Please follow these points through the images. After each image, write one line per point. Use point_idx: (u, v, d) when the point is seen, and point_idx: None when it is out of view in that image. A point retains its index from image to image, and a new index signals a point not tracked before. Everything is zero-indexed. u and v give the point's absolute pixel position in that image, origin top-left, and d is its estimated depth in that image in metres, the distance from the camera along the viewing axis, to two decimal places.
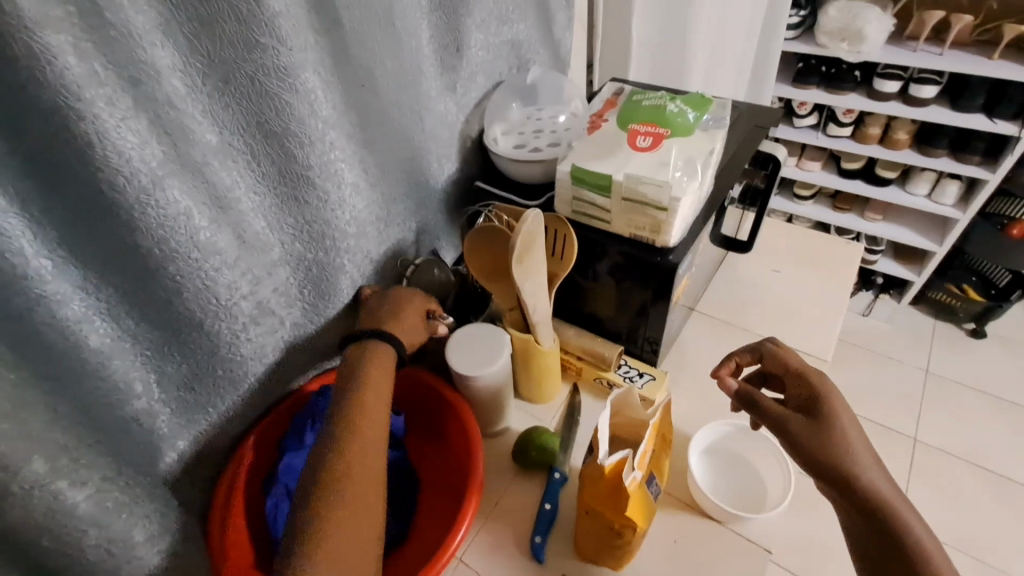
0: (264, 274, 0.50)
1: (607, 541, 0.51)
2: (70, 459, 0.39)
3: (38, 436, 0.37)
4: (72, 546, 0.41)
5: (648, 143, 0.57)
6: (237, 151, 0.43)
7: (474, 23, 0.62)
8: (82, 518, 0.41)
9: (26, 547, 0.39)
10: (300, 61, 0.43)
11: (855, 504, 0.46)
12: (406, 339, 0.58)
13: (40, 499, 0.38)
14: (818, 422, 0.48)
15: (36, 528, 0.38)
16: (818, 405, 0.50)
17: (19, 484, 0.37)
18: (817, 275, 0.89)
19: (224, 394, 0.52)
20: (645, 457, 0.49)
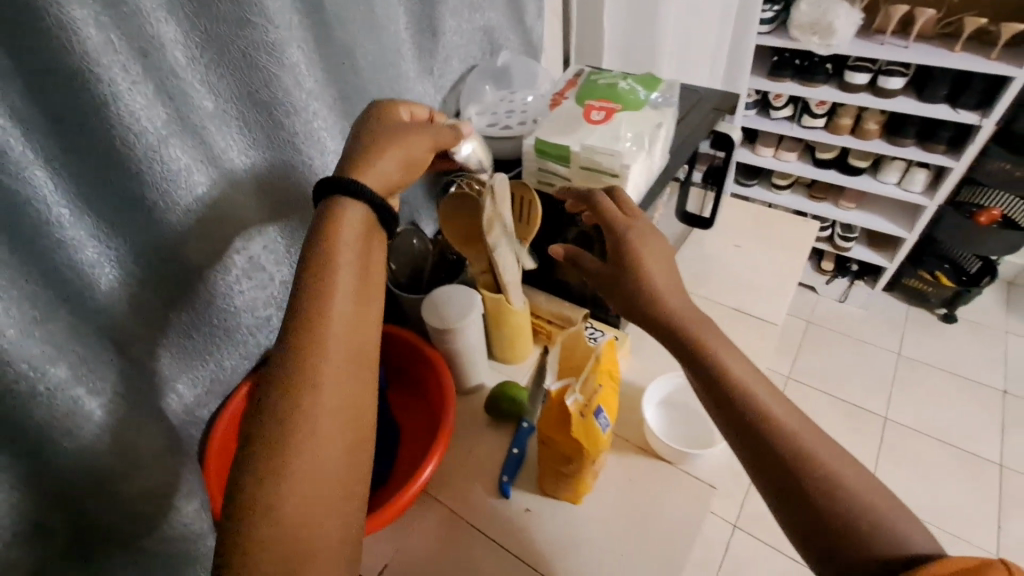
0: (254, 229, 0.56)
1: (561, 466, 0.59)
2: (87, 371, 0.45)
3: (63, 346, 0.43)
4: (87, 452, 0.47)
5: (601, 117, 0.63)
6: (230, 117, 0.49)
7: (448, 11, 0.67)
8: (97, 426, 0.47)
9: (49, 447, 0.45)
10: (285, 37, 0.49)
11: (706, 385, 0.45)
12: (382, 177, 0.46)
13: (62, 402, 0.44)
14: (659, 308, 0.48)
15: (58, 430, 0.44)
16: (646, 283, 0.50)
17: (45, 385, 0.42)
18: (773, 249, 0.97)
19: (219, 341, 0.59)
20: (589, 388, 0.56)
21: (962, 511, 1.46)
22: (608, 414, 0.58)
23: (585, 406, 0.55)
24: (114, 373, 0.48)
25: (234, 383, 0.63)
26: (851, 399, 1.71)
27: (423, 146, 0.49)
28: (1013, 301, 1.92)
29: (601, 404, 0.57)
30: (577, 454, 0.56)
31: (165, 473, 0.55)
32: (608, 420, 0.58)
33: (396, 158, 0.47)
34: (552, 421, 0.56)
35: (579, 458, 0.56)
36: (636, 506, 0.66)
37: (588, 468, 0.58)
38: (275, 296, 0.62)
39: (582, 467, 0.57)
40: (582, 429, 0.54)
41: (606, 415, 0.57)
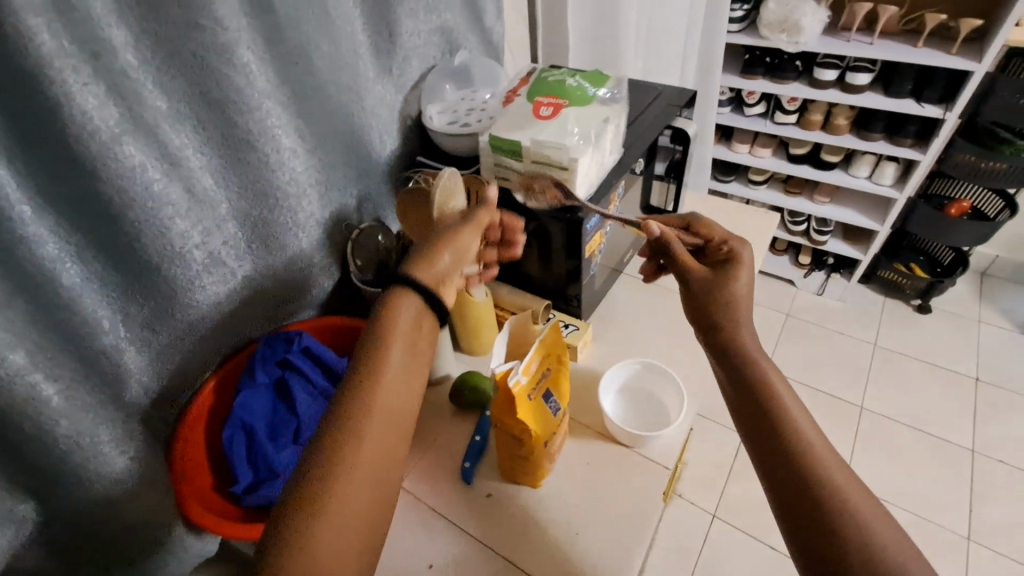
0: (214, 226, 0.58)
1: (517, 452, 0.63)
2: (45, 356, 0.48)
3: (19, 332, 0.45)
4: (46, 436, 0.49)
5: (549, 112, 0.66)
6: (184, 116, 0.51)
7: (404, 13, 0.70)
8: (55, 410, 0.49)
9: (8, 430, 0.47)
10: (234, 39, 0.51)
11: (758, 415, 0.53)
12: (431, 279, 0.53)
13: (19, 387, 0.46)
14: (733, 343, 0.58)
15: (18, 414, 0.46)
16: (733, 310, 0.59)
17: (3, 370, 0.44)
18: (734, 240, 1.01)
19: (183, 336, 0.61)
20: (532, 367, 0.60)
21: (936, 497, 1.48)
22: (557, 398, 0.64)
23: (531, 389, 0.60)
24: (72, 361, 0.50)
25: (202, 378, 0.65)
26: (828, 389, 1.72)
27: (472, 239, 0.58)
28: (986, 291, 1.95)
29: (546, 387, 0.63)
30: (530, 437, 0.60)
31: (128, 460, 0.57)
32: (557, 404, 0.64)
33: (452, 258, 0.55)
34: (502, 406, 0.59)
35: (534, 443, 0.61)
36: (594, 488, 0.69)
37: (545, 453, 0.63)
38: (238, 290, 0.64)
39: (537, 451, 0.62)
40: (528, 410, 0.59)
41: (553, 396, 0.64)
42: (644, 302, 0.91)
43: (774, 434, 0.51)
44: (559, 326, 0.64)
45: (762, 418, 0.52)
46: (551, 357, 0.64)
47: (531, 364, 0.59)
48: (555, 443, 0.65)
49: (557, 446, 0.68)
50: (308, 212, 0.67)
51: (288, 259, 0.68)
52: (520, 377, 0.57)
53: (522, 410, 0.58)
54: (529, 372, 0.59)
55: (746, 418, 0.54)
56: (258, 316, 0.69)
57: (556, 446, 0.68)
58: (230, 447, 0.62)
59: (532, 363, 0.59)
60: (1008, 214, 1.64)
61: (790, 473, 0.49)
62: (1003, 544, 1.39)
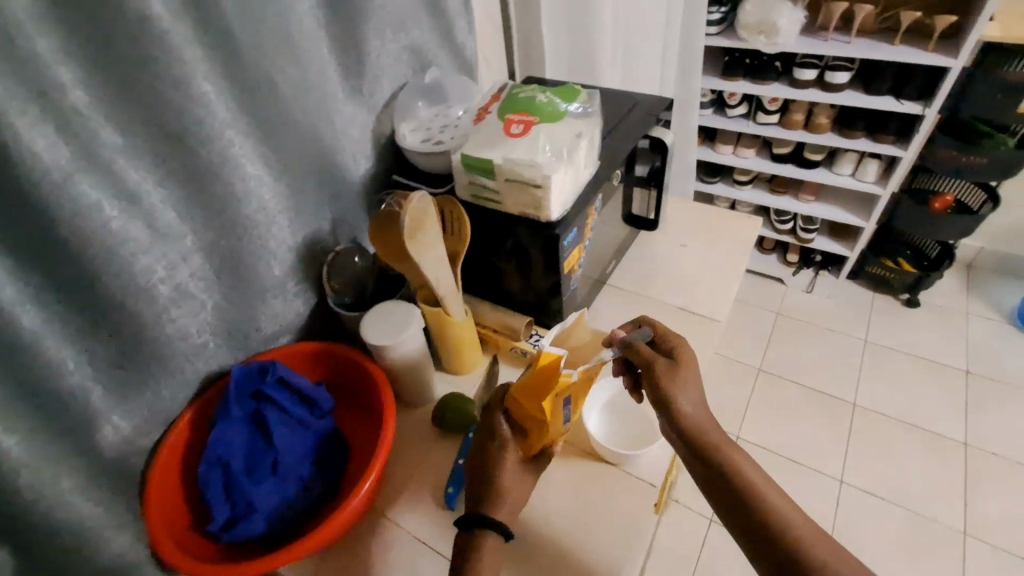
0: (181, 260, 0.56)
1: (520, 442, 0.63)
2: None
3: None
4: (5, 488, 0.48)
5: (519, 130, 0.65)
6: (143, 151, 0.50)
7: (371, 32, 0.68)
8: (11, 464, 0.48)
9: None
10: (191, 71, 0.50)
11: (719, 478, 0.56)
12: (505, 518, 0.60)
13: None
14: (681, 417, 0.59)
15: None
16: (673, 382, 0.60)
17: None
18: (717, 246, 1.01)
19: (154, 372, 0.60)
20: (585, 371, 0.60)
21: (929, 492, 1.47)
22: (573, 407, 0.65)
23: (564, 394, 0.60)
24: (29, 409, 0.49)
25: (176, 412, 0.64)
26: (820, 388, 1.71)
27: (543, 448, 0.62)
28: (973, 282, 1.95)
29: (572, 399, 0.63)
30: (537, 433, 0.62)
31: (88, 504, 0.56)
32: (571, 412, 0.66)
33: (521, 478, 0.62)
34: (530, 391, 0.60)
35: (532, 443, 0.63)
36: (581, 510, 0.68)
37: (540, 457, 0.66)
38: (207, 321, 0.62)
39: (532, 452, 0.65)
40: (552, 410, 0.60)
41: (572, 405, 0.65)
42: (628, 313, 0.91)
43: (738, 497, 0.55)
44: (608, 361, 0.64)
45: (724, 484, 0.56)
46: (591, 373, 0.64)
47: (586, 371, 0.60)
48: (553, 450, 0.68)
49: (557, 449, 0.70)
50: (278, 239, 0.66)
51: (260, 287, 0.66)
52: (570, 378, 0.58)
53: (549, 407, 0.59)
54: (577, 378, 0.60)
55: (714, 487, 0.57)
56: (233, 345, 0.68)
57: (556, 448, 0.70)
58: (206, 482, 0.61)
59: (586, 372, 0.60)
60: (991, 207, 1.63)
61: (755, 528, 0.53)
62: (997, 537, 1.39)
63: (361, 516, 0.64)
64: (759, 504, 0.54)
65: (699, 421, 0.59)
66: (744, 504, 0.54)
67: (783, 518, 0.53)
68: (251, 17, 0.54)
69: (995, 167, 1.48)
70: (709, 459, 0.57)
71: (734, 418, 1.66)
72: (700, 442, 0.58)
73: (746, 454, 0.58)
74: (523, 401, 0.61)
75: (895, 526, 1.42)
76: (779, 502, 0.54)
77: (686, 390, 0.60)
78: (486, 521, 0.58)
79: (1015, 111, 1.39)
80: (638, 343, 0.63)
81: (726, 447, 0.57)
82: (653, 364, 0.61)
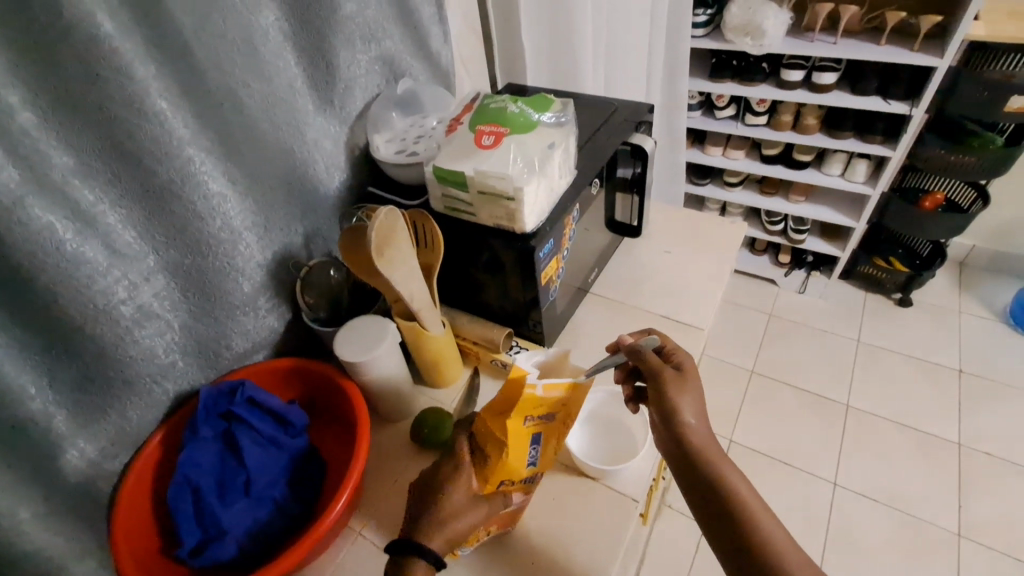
0: (143, 280, 0.55)
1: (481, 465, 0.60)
2: None
3: None
4: None
5: (490, 141, 0.64)
6: (98, 171, 0.49)
7: (341, 44, 0.68)
8: None
9: None
10: (144, 88, 0.49)
11: (715, 503, 0.54)
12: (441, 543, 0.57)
13: None
14: (681, 432, 0.56)
15: None
16: (675, 397, 0.57)
17: None
18: (701, 253, 1.00)
19: (120, 395, 0.58)
20: (551, 391, 0.58)
21: (925, 494, 1.42)
22: (541, 449, 0.62)
23: (529, 415, 0.59)
24: None
25: (145, 434, 0.63)
26: (812, 388, 1.66)
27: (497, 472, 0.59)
28: (966, 283, 1.88)
29: (539, 430, 0.61)
30: (496, 459, 0.59)
31: (49, 533, 0.54)
32: (538, 455, 0.62)
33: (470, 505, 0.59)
34: (498, 406, 0.59)
35: (489, 474, 0.59)
36: (560, 527, 0.66)
37: (496, 501, 0.60)
38: (175, 341, 0.61)
39: (488, 491, 0.60)
40: (514, 428, 0.58)
41: (539, 445, 0.61)
42: (610, 322, 0.90)
43: (729, 519, 0.53)
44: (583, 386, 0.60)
45: (717, 509, 0.54)
46: (565, 408, 0.61)
47: (554, 390, 0.58)
48: (511, 502, 0.62)
49: (519, 506, 0.64)
50: (245, 255, 0.65)
51: (229, 305, 0.65)
52: (535, 393, 0.57)
53: (511, 423, 0.58)
54: (543, 397, 0.58)
55: (704, 506, 0.55)
56: (204, 364, 0.66)
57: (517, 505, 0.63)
58: (175, 509, 0.59)
59: (556, 393, 0.59)
60: (981, 204, 1.62)
61: (746, 558, 0.51)
62: (994, 538, 1.33)
63: (336, 535, 0.62)
64: (754, 534, 0.52)
65: (700, 440, 0.56)
66: (737, 532, 0.52)
67: (772, 543, 0.51)
68: (210, 33, 0.53)
69: (983, 166, 1.48)
70: (706, 483, 0.54)
71: (725, 420, 1.60)
72: (699, 463, 0.55)
73: (746, 479, 0.55)
74: (489, 419, 0.60)
75: (888, 527, 1.37)
76: (771, 529, 0.52)
77: (688, 409, 0.57)
78: (420, 546, 0.56)
79: (1002, 110, 1.36)
80: (646, 353, 0.61)
81: (726, 471, 0.54)
82: (662, 374, 0.59)
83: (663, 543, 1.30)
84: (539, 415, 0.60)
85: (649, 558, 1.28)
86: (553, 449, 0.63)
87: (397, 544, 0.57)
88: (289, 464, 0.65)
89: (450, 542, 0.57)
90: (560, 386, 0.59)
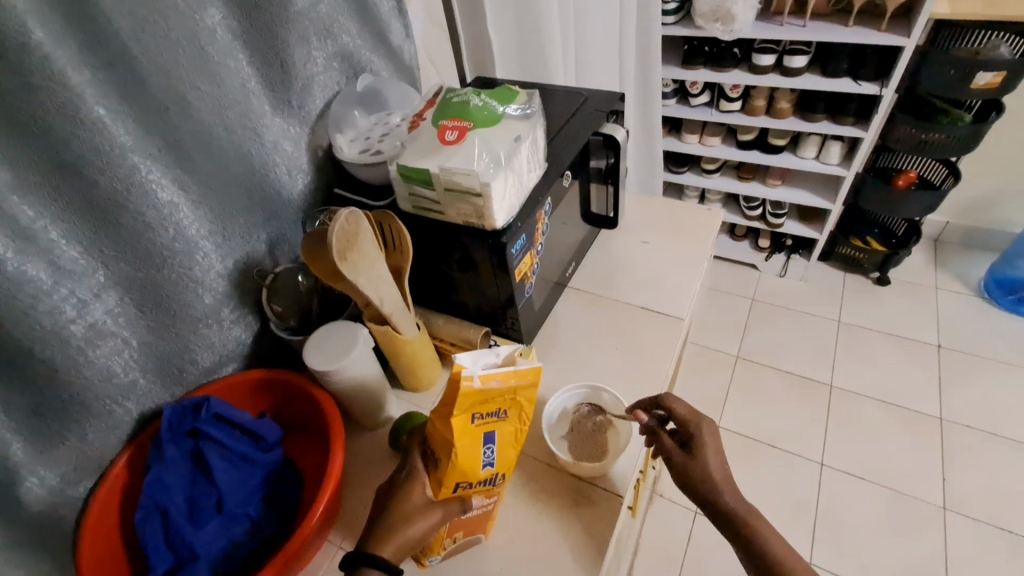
0: (93, 297, 0.53)
1: (439, 465, 0.58)
2: None
3: None
4: None
5: (454, 137, 0.62)
6: (36, 185, 0.47)
7: (294, 40, 0.65)
8: None
9: None
10: (80, 95, 0.47)
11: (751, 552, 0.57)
12: (394, 550, 0.55)
13: None
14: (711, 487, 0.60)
15: None
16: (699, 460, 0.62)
17: None
18: (679, 242, 0.99)
19: (78, 418, 0.56)
20: (490, 381, 0.55)
21: (910, 469, 1.43)
22: (497, 448, 0.59)
23: (475, 412, 0.57)
24: None
25: (111, 456, 0.60)
26: (796, 370, 1.67)
27: (454, 475, 0.57)
28: (941, 257, 1.91)
29: (491, 427, 0.58)
30: (446, 460, 0.57)
31: (8, 566, 0.52)
32: (494, 455, 0.59)
33: (426, 513, 0.57)
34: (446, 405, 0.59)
35: (442, 478, 0.57)
36: (546, 527, 0.66)
37: (452, 506, 0.58)
38: (135, 359, 0.59)
39: (443, 496, 0.58)
40: (461, 427, 0.56)
41: (494, 444, 0.58)
42: (590, 317, 0.89)
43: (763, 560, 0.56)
44: (536, 368, 0.57)
45: (752, 555, 0.57)
46: (515, 401, 0.58)
47: (492, 381, 0.55)
48: (470, 506, 0.59)
49: (483, 510, 0.61)
50: (204, 265, 0.62)
51: (190, 317, 0.63)
52: (472, 386, 0.54)
53: (456, 422, 0.56)
54: (484, 389, 0.55)
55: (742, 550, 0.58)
56: (169, 381, 0.64)
57: (480, 509, 0.61)
58: (143, 534, 0.56)
59: (495, 383, 0.56)
60: (952, 180, 1.61)
61: None
62: (978, 509, 1.35)
63: (316, 547, 0.60)
64: None
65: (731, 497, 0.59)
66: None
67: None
68: (152, 34, 0.51)
69: (956, 143, 1.48)
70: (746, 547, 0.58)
71: (713, 408, 1.60)
72: (745, 531, 0.58)
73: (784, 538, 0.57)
74: (437, 421, 0.58)
75: (872, 502, 1.38)
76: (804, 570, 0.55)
77: (713, 472, 0.61)
78: (370, 556, 0.53)
79: (969, 88, 1.36)
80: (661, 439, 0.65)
81: (759, 525, 0.57)
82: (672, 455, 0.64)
83: (656, 533, 1.30)
84: (486, 412, 0.57)
85: (642, 550, 1.27)
86: (512, 445, 0.60)
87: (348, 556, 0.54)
88: (264, 479, 0.62)
89: (404, 547, 0.55)
90: (500, 375, 0.56)
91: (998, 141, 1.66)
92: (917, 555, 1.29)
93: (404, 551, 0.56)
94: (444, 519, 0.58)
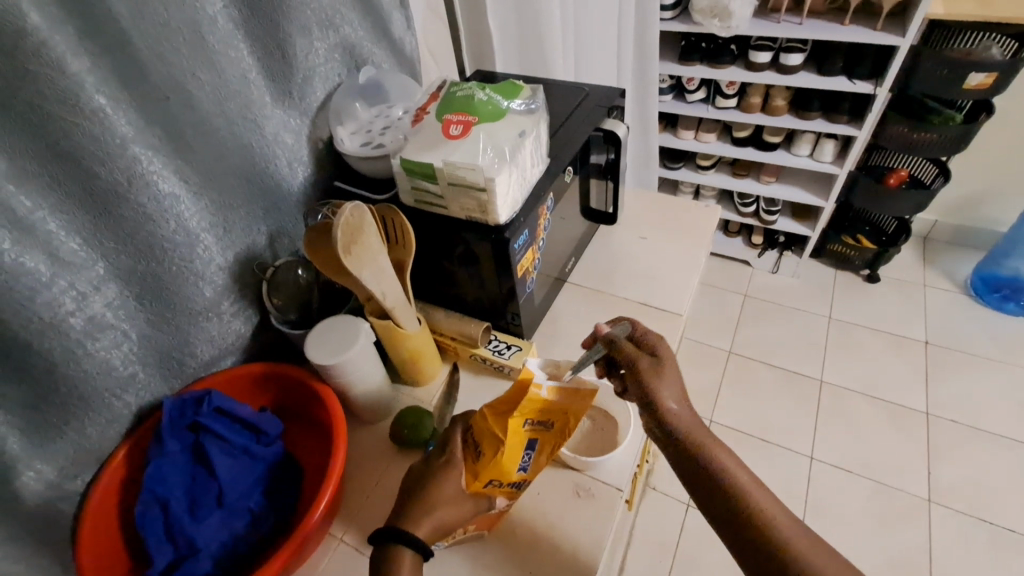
0: (92, 289, 0.52)
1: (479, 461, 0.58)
2: None
3: None
4: None
5: (459, 131, 0.62)
6: (34, 175, 0.46)
7: (295, 30, 0.64)
8: None
9: None
10: (79, 81, 0.46)
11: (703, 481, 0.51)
12: (428, 535, 0.55)
13: None
14: (667, 408, 0.53)
15: None
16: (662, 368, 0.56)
17: None
18: (676, 239, 0.99)
19: (76, 411, 0.55)
20: (556, 395, 0.58)
21: (896, 463, 1.45)
22: (534, 456, 0.60)
23: (530, 418, 0.58)
24: None
25: (108, 450, 0.59)
26: (788, 366, 1.68)
27: (492, 475, 0.57)
28: (930, 255, 1.94)
29: (536, 435, 0.59)
30: (488, 454, 0.57)
31: (5, 560, 0.51)
32: (530, 461, 0.59)
33: (457, 505, 0.57)
34: (504, 406, 0.59)
35: (479, 471, 0.58)
36: (546, 519, 0.66)
37: (481, 501, 0.59)
38: (134, 351, 0.58)
39: (476, 488, 0.58)
40: (514, 428, 0.57)
41: (533, 451, 0.60)
42: (588, 312, 0.89)
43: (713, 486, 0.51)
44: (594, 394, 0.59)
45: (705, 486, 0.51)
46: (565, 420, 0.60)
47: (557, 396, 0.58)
48: (495, 505, 0.60)
49: (502, 510, 0.62)
50: (204, 259, 0.62)
51: (189, 311, 0.62)
52: (539, 394, 0.57)
53: (512, 422, 0.57)
54: (548, 402, 0.58)
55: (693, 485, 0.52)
56: (168, 375, 0.63)
57: (499, 509, 0.62)
58: (144, 528, 0.56)
59: (559, 398, 0.58)
60: (942, 180, 1.63)
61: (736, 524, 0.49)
62: (962, 502, 1.38)
63: (318, 541, 0.60)
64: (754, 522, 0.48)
65: (689, 423, 0.53)
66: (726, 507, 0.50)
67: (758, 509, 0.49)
68: (151, 21, 0.50)
69: (948, 142, 1.49)
70: (725, 501, 0.50)
71: (704, 402, 1.62)
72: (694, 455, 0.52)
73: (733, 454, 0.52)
74: (490, 416, 0.60)
75: (860, 495, 1.41)
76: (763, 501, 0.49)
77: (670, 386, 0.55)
78: (408, 536, 0.54)
79: (961, 88, 1.37)
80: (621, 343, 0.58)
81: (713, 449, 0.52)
82: (636, 361, 0.56)
83: (648, 526, 1.31)
84: (538, 421, 0.59)
85: (635, 544, 1.29)
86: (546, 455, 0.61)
87: (379, 535, 0.55)
88: (263, 474, 0.62)
89: (433, 533, 0.56)
90: (565, 392, 0.58)
91: (987, 142, 1.69)
92: (901, 545, 1.33)
93: (436, 535, 0.56)
94: (473, 513, 0.58)
